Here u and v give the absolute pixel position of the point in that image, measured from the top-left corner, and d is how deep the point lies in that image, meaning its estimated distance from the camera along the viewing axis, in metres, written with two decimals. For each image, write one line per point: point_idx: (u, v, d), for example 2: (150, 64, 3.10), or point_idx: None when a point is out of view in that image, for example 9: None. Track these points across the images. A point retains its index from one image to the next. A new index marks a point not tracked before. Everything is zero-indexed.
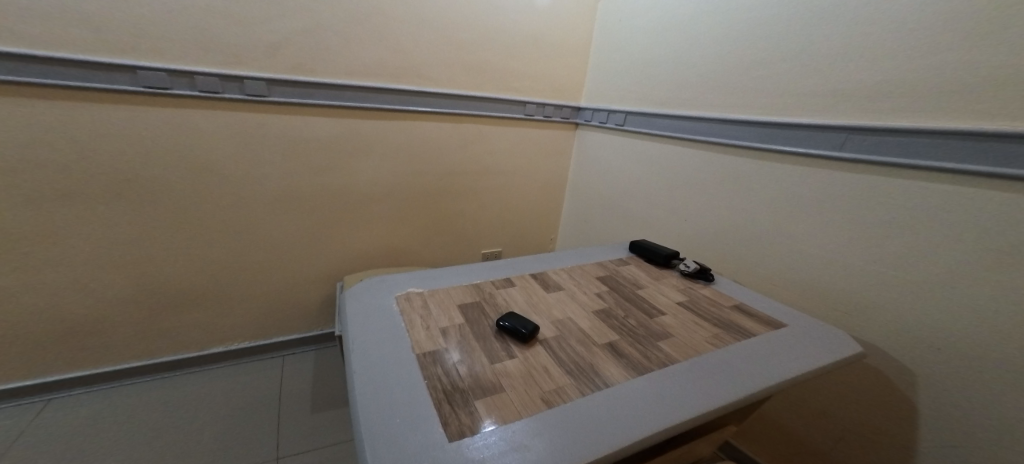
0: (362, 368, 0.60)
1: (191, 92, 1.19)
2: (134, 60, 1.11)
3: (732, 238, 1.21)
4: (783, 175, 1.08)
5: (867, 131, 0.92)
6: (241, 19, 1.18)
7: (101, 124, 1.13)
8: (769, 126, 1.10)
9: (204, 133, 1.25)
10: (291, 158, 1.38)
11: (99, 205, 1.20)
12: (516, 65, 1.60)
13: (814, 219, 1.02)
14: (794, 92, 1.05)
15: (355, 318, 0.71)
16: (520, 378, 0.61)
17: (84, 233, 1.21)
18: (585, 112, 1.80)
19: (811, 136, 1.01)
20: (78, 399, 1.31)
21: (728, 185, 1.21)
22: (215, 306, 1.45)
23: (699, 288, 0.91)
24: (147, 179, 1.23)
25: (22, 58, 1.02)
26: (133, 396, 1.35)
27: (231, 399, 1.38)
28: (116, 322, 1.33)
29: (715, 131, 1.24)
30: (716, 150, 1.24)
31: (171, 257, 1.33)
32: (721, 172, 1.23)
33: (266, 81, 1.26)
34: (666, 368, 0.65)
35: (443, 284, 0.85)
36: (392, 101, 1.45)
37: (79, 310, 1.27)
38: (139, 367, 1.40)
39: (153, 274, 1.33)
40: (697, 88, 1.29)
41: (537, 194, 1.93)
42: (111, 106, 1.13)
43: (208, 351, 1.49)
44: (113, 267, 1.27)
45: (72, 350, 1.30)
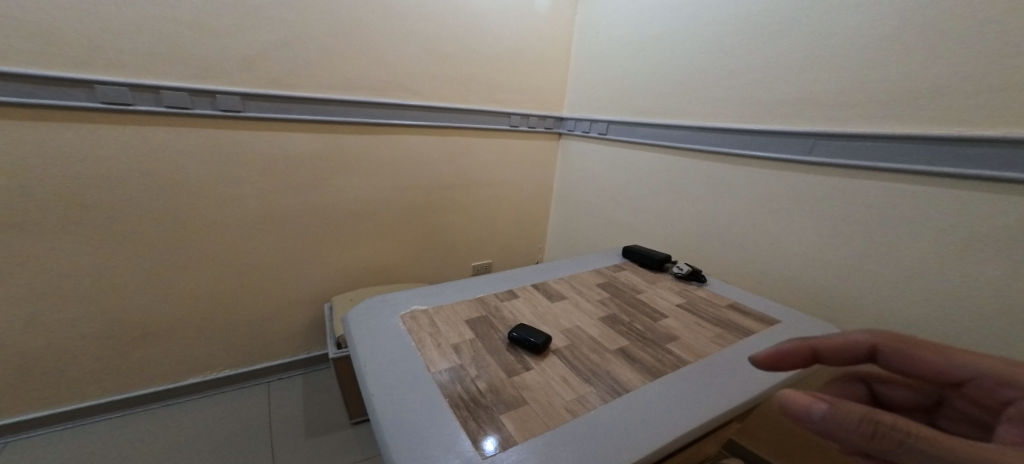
0: (381, 392, 0.60)
1: (156, 108, 1.13)
2: (91, 74, 1.04)
3: (717, 241, 1.27)
4: (761, 178, 1.14)
5: (831, 137, 1.00)
6: (213, 31, 1.14)
7: (59, 144, 1.05)
8: (745, 134, 1.17)
9: (175, 151, 1.18)
10: (270, 176, 1.33)
11: (55, 232, 1.10)
12: (499, 77, 1.63)
13: (791, 219, 1.09)
14: (767, 101, 1.12)
15: (364, 342, 0.70)
16: (540, 389, 0.63)
17: (38, 262, 1.11)
18: (568, 122, 1.84)
19: (784, 143, 1.09)
20: (35, 444, 1.19)
21: (710, 190, 1.27)
22: (191, 334, 1.36)
23: (694, 290, 0.95)
24: (111, 201, 1.14)
25: None
26: (100, 436, 1.24)
27: (214, 431, 1.29)
28: (77, 358, 1.22)
29: (695, 139, 1.30)
30: (696, 156, 1.30)
31: (138, 284, 1.24)
32: (703, 177, 1.29)
33: (241, 95, 1.22)
34: (679, 370, 0.68)
35: (447, 300, 0.86)
36: (376, 115, 1.43)
37: (32, 347, 1.16)
38: (107, 404, 1.29)
39: (119, 303, 1.23)
40: (675, 98, 1.35)
41: (523, 204, 1.94)
42: (69, 124, 1.05)
43: (185, 382, 1.39)
44: (70, 299, 1.17)
45: (27, 390, 1.18)
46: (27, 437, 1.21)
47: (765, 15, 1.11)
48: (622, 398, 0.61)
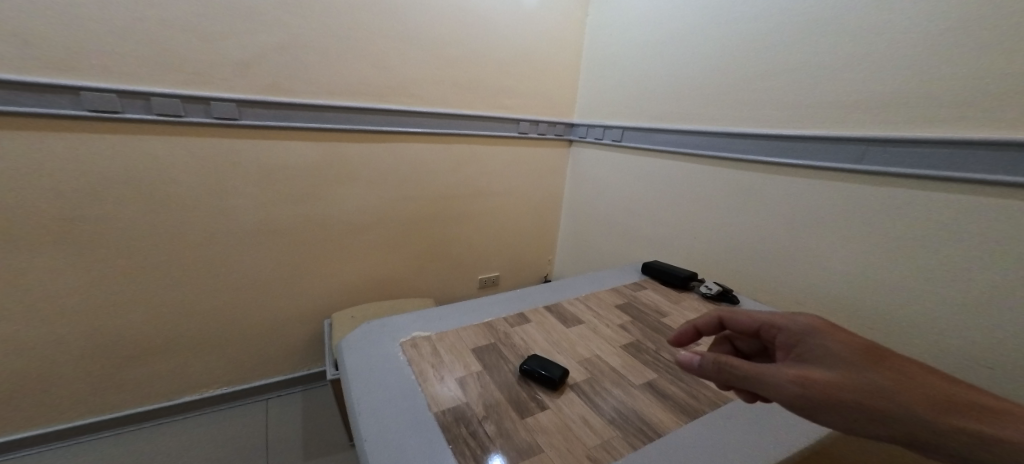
0: (375, 436, 0.53)
1: (147, 116, 1.07)
2: (76, 80, 0.99)
3: (744, 254, 1.18)
4: (794, 187, 1.05)
5: (884, 142, 0.89)
6: (207, 35, 1.08)
7: (45, 153, 1.00)
8: (774, 139, 1.09)
9: (169, 160, 1.13)
10: (268, 186, 1.27)
11: (40, 245, 1.04)
12: (507, 82, 1.56)
13: (827, 233, 1.00)
14: (799, 103, 1.03)
15: (360, 375, 0.63)
16: (558, 434, 0.56)
17: (23, 276, 1.05)
18: (579, 128, 1.77)
19: (819, 149, 1.00)
20: None
21: (735, 200, 1.19)
22: (185, 351, 1.30)
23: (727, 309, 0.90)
24: (101, 212, 1.09)
25: None
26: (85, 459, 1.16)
27: (205, 453, 1.22)
28: (64, 377, 1.16)
29: (717, 145, 1.22)
30: (720, 164, 1.22)
31: (128, 300, 1.18)
32: (727, 187, 1.20)
33: (237, 102, 1.16)
34: (718, 409, 0.62)
35: (451, 325, 0.79)
36: (378, 122, 1.37)
37: (16, 366, 1.10)
38: (96, 424, 1.22)
39: (107, 320, 1.17)
40: (696, 102, 1.27)
41: (532, 214, 1.87)
42: (56, 133, 1.00)
43: (178, 400, 1.32)
44: (56, 316, 1.10)
45: (13, 410, 1.12)
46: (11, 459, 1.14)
47: (793, 12, 1.03)
48: (652, 447, 0.55)
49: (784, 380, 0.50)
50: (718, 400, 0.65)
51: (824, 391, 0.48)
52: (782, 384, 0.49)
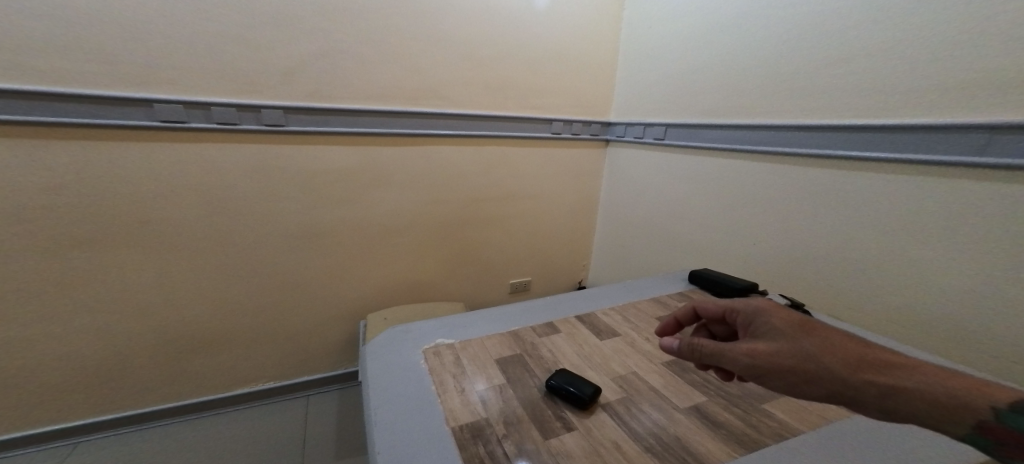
0: (389, 449, 0.50)
1: (207, 125, 1.13)
2: (148, 93, 1.06)
3: (805, 262, 1.05)
4: (870, 185, 0.90)
5: (1017, 128, 0.71)
6: (255, 45, 1.13)
7: (117, 160, 1.07)
8: (841, 130, 0.95)
9: (222, 166, 1.18)
10: (310, 190, 1.30)
11: (107, 245, 1.12)
12: (539, 81, 1.52)
13: (915, 236, 0.84)
14: (874, 88, 0.89)
15: (379, 382, 0.61)
16: (586, 460, 0.50)
17: (98, 274, 1.13)
18: (616, 127, 1.69)
19: (909, 140, 0.84)
20: (84, 449, 1.20)
21: (794, 201, 1.06)
22: (233, 348, 1.35)
23: None
24: (166, 216, 1.16)
25: (38, 97, 0.97)
26: (141, 447, 1.22)
27: (248, 446, 1.25)
28: (129, 368, 1.23)
29: (771, 140, 1.10)
30: (773, 161, 1.10)
31: (189, 298, 1.25)
32: (784, 186, 1.08)
33: (283, 109, 1.20)
34: (783, 442, 0.54)
35: (477, 333, 0.75)
36: (411, 125, 1.37)
37: (89, 357, 1.18)
38: (153, 413, 1.29)
39: (170, 316, 1.24)
40: (746, 94, 1.16)
41: (567, 217, 1.81)
42: (126, 142, 1.07)
43: (226, 394, 1.38)
44: (124, 311, 1.18)
45: (84, 398, 1.21)
46: (82, 443, 1.22)
47: None
48: None
49: (738, 353, 0.51)
50: (783, 433, 0.56)
51: (770, 362, 0.50)
52: (735, 357, 0.51)
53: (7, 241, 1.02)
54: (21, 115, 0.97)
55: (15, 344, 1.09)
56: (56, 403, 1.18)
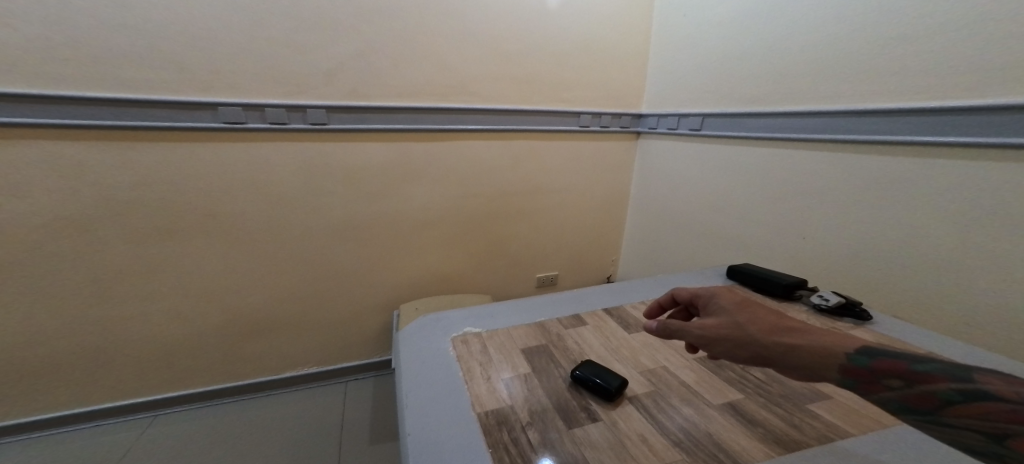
0: (418, 430, 0.52)
1: (263, 125, 1.20)
2: (214, 97, 1.14)
3: (854, 256, 0.98)
4: (942, 172, 0.82)
5: None
6: (301, 48, 1.18)
7: (184, 159, 1.16)
8: (904, 114, 0.87)
9: (273, 163, 1.25)
10: (350, 185, 1.36)
11: (173, 237, 1.22)
12: (567, 75, 1.50)
13: (988, 229, 0.77)
14: (942, 67, 0.81)
15: (410, 368, 0.64)
16: (610, 450, 0.50)
17: (167, 264, 1.23)
18: (649, 119, 1.64)
19: (1008, 122, 0.74)
20: (151, 423, 1.32)
21: (843, 191, 0.99)
22: (279, 334, 1.44)
23: (849, 324, 0.76)
24: (226, 210, 1.24)
25: (123, 104, 1.07)
26: (205, 423, 1.33)
27: (293, 427, 1.33)
28: (192, 351, 1.34)
29: (816, 128, 1.04)
30: (820, 150, 1.03)
31: (246, 287, 1.34)
32: (831, 176, 1.01)
33: (326, 108, 1.26)
34: (829, 444, 0.51)
35: (505, 323, 0.76)
36: (441, 120, 1.40)
37: (159, 339, 1.29)
38: (213, 392, 1.40)
39: (229, 303, 1.34)
40: (789, 80, 1.09)
41: (597, 211, 1.78)
42: (191, 142, 1.16)
43: (278, 376, 1.47)
44: (188, 298, 1.28)
45: (154, 376, 1.32)
46: (162, 415, 1.35)
47: None
48: None
49: (691, 325, 0.55)
50: (829, 434, 0.53)
51: (712, 333, 0.54)
52: (688, 328, 0.55)
53: (93, 233, 1.14)
54: (113, 119, 1.07)
55: (98, 325, 1.21)
56: (136, 380, 1.30)
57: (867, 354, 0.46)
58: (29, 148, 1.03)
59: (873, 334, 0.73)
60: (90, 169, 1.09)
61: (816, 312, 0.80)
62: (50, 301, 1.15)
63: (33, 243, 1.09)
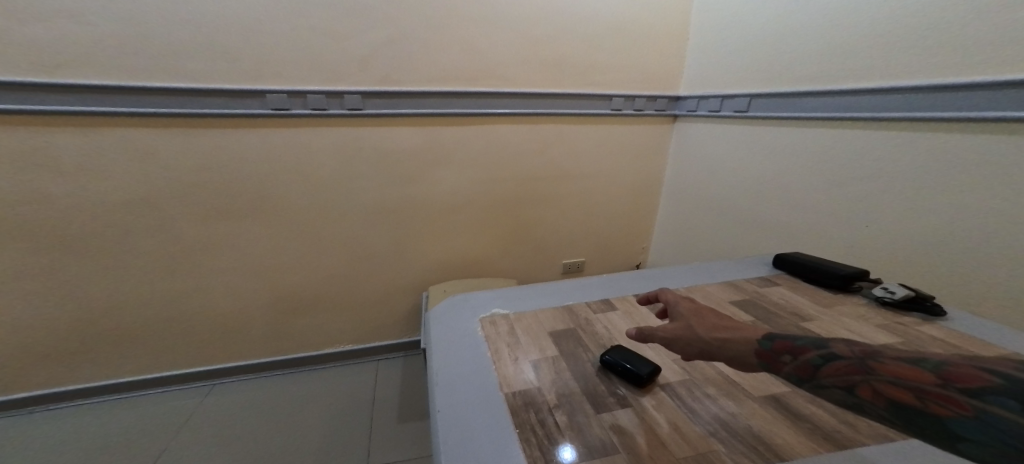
0: (447, 407, 0.53)
1: (304, 112, 1.24)
2: (261, 85, 1.18)
3: (915, 247, 0.91)
4: None
5: None
6: (339, 35, 1.20)
7: (234, 146, 1.22)
8: (993, 89, 0.77)
9: (314, 148, 1.29)
10: (384, 169, 1.38)
11: (223, 220, 1.28)
12: (600, 57, 1.45)
13: None
14: None
15: (440, 346, 0.65)
16: (641, 437, 0.49)
17: (219, 245, 1.30)
18: (687, 101, 1.57)
19: None
20: (205, 391, 1.42)
21: (906, 177, 0.91)
22: (318, 313, 1.50)
23: (911, 318, 0.71)
24: (271, 194, 1.30)
25: (186, 93, 1.13)
26: (253, 394, 1.42)
27: (331, 402, 1.39)
28: (240, 327, 1.43)
29: (878, 107, 0.95)
30: (880, 132, 0.95)
31: (288, 267, 1.40)
32: (892, 159, 0.93)
33: (361, 94, 1.27)
34: (885, 444, 0.48)
35: (533, 306, 0.76)
36: (471, 105, 1.39)
37: (210, 315, 1.38)
38: (260, 365, 1.49)
39: (274, 282, 1.41)
40: (847, 56, 1.00)
41: (628, 197, 1.74)
42: (240, 129, 1.21)
43: (317, 352, 1.55)
44: (236, 277, 1.36)
45: (207, 349, 1.42)
46: (219, 384, 1.46)
47: None
48: None
49: (654, 328, 0.58)
50: (885, 434, 0.50)
51: (672, 334, 0.57)
52: (653, 330, 0.58)
53: (153, 215, 1.22)
54: (178, 108, 1.14)
55: (159, 300, 1.31)
56: (192, 351, 1.41)
57: (766, 337, 0.51)
58: (100, 135, 1.10)
59: (939, 330, 0.67)
60: (158, 155, 1.16)
61: (877, 305, 0.75)
62: (118, 277, 1.25)
63: (104, 223, 1.18)
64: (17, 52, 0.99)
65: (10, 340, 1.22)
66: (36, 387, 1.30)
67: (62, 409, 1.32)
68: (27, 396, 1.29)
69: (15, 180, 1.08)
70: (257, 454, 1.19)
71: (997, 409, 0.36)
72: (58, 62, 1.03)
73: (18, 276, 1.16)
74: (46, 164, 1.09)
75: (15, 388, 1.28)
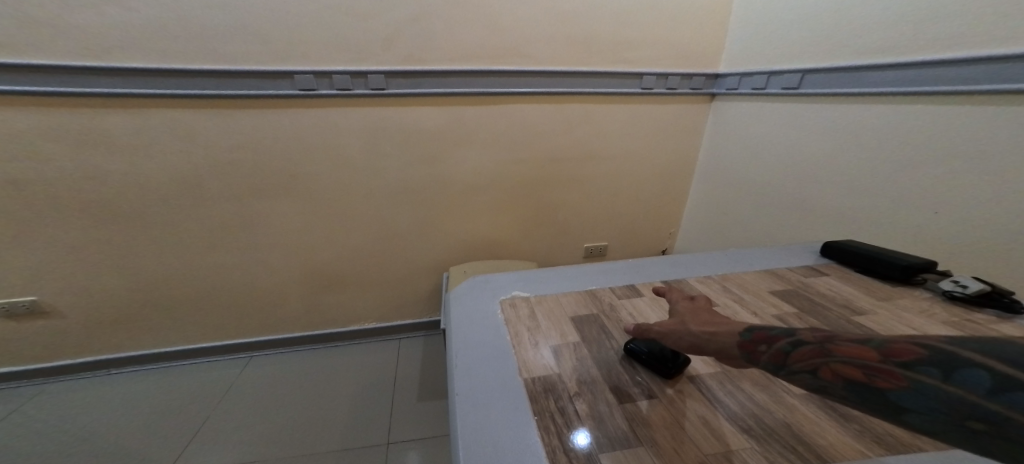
0: (465, 390, 0.52)
1: (331, 92, 1.24)
2: (290, 66, 1.18)
3: (988, 238, 0.82)
4: None
5: None
6: (364, 12, 1.17)
7: (265, 127, 1.23)
8: None
9: (341, 129, 1.29)
10: (408, 150, 1.37)
11: (255, 199, 1.31)
12: (633, 32, 1.36)
13: None
14: None
15: (459, 328, 0.63)
16: (666, 431, 0.47)
17: (251, 224, 1.34)
18: (727, 80, 1.47)
19: None
20: (240, 363, 1.49)
21: (987, 160, 0.81)
22: (344, 291, 1.53)
23: (978, 314, 0.64)
24: (300, 175, 1.32)
25: (219, 75, 1.14)
26: (284, 366, 1.48)
27: (357, 377, 1.43)
28: (271, 302, 1.47)
29: (959, 79, 0.85)
30: (956, 110, 0.85)
31: (315, 246, 1.43)
32: (970, 141, 0.83)
33: (386, 73, 1.25)
34: (943, 450, 0.45)
35: (555, 289, 0.74)
36: (495, 84, 1.35)
37: (244, 290, 1.43)
38: (290, 340, 1.55)
39: (303, 260, 1.44)
40: (920, 26, 0.90)
41: (656, 181, 1.67)
42: (270, 109, 1.22)
43: (344, 329, 1.59)
44: (267, 255, 1.40)
45: (240, 323, 1.48)
46: (253, 357, 1.52)
47: None
48: None
49: (649, 325, 0.55)
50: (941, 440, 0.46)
51: (667, 328, 0.53)
52: (647, 327, 0.55)
53: (189, 195, 1.25)
54: (213, 89, 1.15)
55: (197, 275, 1.37)
56: (228, 325, 1.47)
57: (748, 330, 0.47)
58: (138, 116, 1.13)
59: (1012, 329, 0.61)
60: (198, 136, 1.19)
61: (942, 300, 0.68)
62: (159, 253, 1.31)
63: (145, 201, 1.23)
64: (59, 35, 1.01)
65: (71, 309, 1.31)
66: (94, 353, 1.39)
67: (118, 374, 1.42)
68: (82, 362, 1.38)
69: (69, 160, 1.13)
70: (288, 425, 1.24)
71: (936, 380, 0.33)
72: (104, 45, 1.05)
73: (74, 250, 1.23)
74: (97, 144, 1.13)
75: (76, 354, 1.38)
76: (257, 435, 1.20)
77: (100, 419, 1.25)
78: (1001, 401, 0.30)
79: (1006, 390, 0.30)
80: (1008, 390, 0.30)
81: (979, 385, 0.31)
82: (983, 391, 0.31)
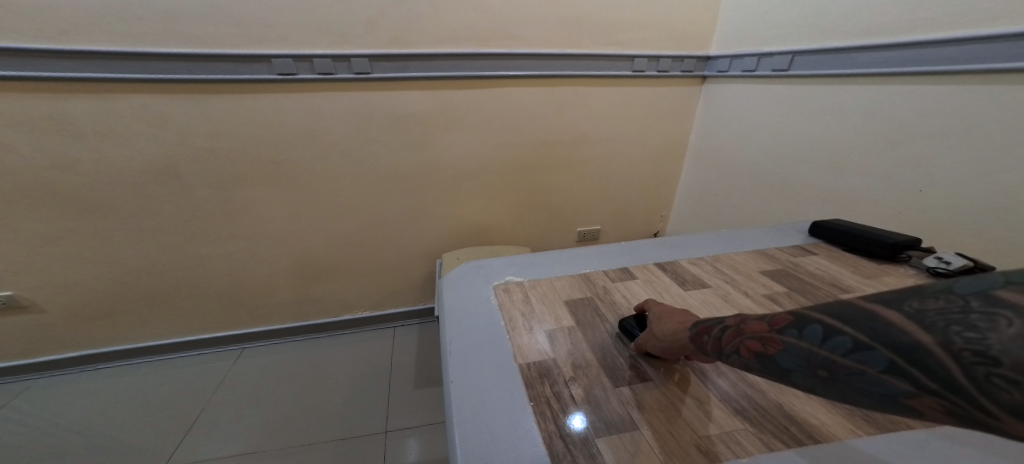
0: (461, 377, 0.52)
1: (312, 76, 1.20)
2: (268, 49, 1.14)
3: (967, 215, 0.85)
4: None
5: None
6: None
7: (243, 113, 1.19)
8: None
9: (324, 114, 1.26)
10: (394, 135, 1.35)
11: (238, 188, 1.28)
12: (622, 13, 1.34)
13: None
14: None
15: (453, 315, 0.63)
16: (661, 413, 0.48)
17: (235, 214, 1.31)
18: (717, 61, 1.46)
19: None
20: (231, 354, 1.48)
21: (971, 140, 0.83)
22: (335, 280, 1.52)
23: None
24: (283, 162, 1.29)
25: (192, 59, 1.10)
26: (277, 357, 1.47)
27: (352, 366, 1.43)
28: (261, 293, 1.46)
29: (948, 59, 0.85)
30: (944, 92, 0.86)
31: (304, 234, 1.41)
32: (954, 121, 0.85)
33: (370, 57, 1.21)
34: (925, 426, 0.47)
35: (549, 273, 0.74)
36: (483, 67, 1.32)
37: (231, 281, 1.41)
38: (282, 331, 1.54)
39: (291, 250, 1.42)
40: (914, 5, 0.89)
41: (647, 165, 1.68)
42: (248, 94, 1.18)
43: (337, 318, 1.58)
44: (254, 245, 1.37)
45: (229, 314, 1.46)
46: (244, 348, 1.51)
47: None
48: (803, 454, 0.43)
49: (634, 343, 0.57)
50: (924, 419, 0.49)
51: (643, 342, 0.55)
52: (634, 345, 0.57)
53: (168, 184, 1.22)
54: (186, 74, 1.11)
55: (182, 267, 1.34)
56: (217, 316, 1.45)
57: (695, 324, 0.49)
58: (108, 102, 1.09)
59: None
60: (174, 123, 1.15)
61: (922, 277, 0.71)
62: (141, 245, 1.27)
63: (122, 192, 1.19)
64: (16, 16, 0.96)
65: (51, 303, 1.28)
66: (80, 348, 1.37)
67: (109, 368, 1.41)
68: (66, 357, 1.36)
69: (38, 149, 1.08)
70: (284, 415, 1.24)
71: (796, 339, 0.37)
72: (66, 28, 0.99)
73: (51, 242, 1.20)
74: (66, 132, 1.09)
75: (60, 349, 1.35)
76: (254, 427, 1.20)
77: (89, 414, 1.24)
78: (829, 348, 0.34)
79: (831, 338, 0.34)
80: (831, 336, 0.34)
81: (817, 337, 0.35)
82: (819, 340, 0.35)
